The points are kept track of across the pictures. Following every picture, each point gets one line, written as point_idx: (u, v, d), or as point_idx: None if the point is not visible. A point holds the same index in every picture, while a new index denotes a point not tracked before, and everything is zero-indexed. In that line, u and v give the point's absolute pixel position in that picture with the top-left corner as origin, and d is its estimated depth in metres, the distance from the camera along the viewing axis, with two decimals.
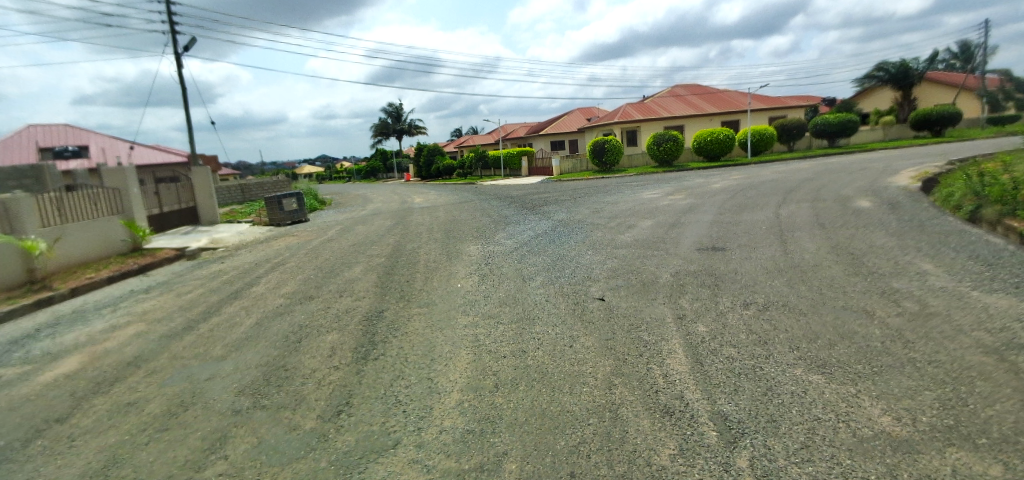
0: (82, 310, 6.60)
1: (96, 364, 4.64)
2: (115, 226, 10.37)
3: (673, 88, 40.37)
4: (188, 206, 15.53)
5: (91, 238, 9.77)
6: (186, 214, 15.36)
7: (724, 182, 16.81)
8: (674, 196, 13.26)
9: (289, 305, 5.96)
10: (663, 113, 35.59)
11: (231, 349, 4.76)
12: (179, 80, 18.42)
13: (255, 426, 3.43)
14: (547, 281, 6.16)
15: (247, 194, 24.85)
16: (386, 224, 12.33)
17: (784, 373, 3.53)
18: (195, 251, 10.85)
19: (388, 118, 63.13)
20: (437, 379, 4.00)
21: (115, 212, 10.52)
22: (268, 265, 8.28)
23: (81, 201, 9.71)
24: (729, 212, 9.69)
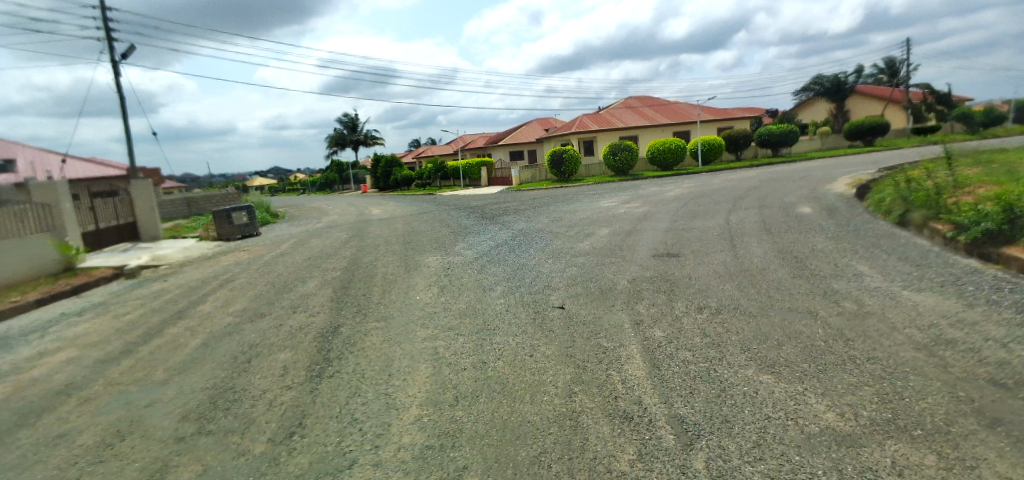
0: (5, 337, 6.09)
1: (19, 394, 4.29)
2: (45, 246, 9.69)
3: (628, 100, 41.40)
4: (126, 221, 14.68)
5: (18, 259, 9.09)
6: (124, 231, 14.52)
7: (680, 190, 17.35)
8: (631, 205, 13.58)
9: (239, 323, 5.72)
10: (620, 124, 36.52)
11: (174, 372, 4.51)
12: (119, 88, 17.51)
13: (201, 454, 3.25)
14: (507, 291, 6.16)
15: (192, 208, 23.77)
16: (344, 236, 12.07)
17: (737, 374, 3.65)
18: (134, 269, 10.25)
19: (343, 130, 61.96)
20: (396, 395, 3.92)
21: (44, 230, 9.84)
22: (217, 282, 7.92)
23: (6, 218, 9.04)
24: (683, 219, 10.02)
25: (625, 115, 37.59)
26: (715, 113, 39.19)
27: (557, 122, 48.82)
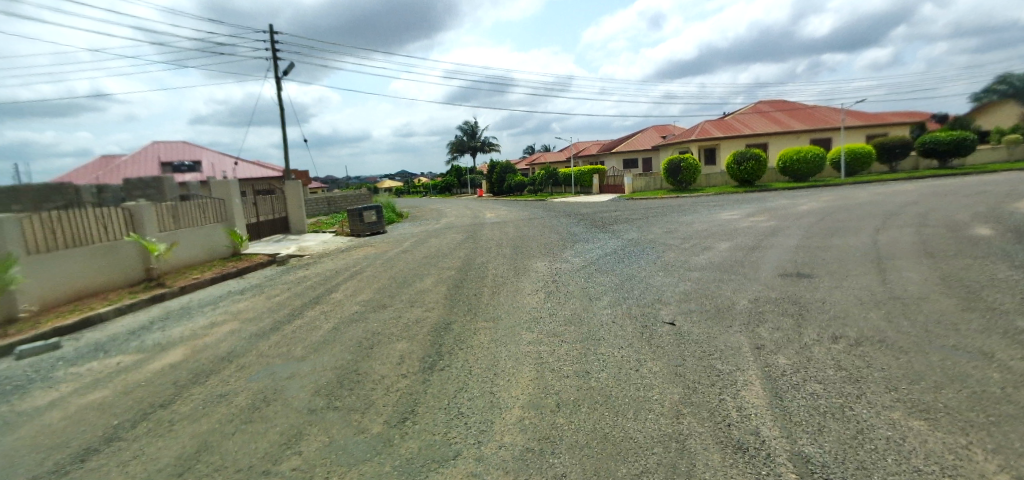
0: (188, 307, 7.40)
1: (196, 356, 5.16)
2: (219, 233, 11.61)
3: (756, 104, 38.26)
4: (281, 216, 16.96)
5: (201, 243, 10.99)
6: (279, 224, 16.84)
7: (814, 204, 15.52)
8: (755, 218, 12.52)
9: (365, 312, 6.30)
10: (746, 130, 33.77)
11: (310, 350, 5.09)
12: (280, 100, 20.49)
13: (327, 426, 3.62)
14: (614, 301, 6.02)
15: (333, 205, 26.85)
16: (457, 238, 12.72)
17: (879, 416, 3.16)
18: (284, 257, 11.76)
19: (464, 136, 65.38)
20: (499, 394, 4.01)
21: (219, 220, 11.80)
22: (347, 273, 8.80)
23: (194, 209, 11.00)
24: (816, 236, 9.01)
25: (754, 122, 34.77)
26: (863, 118, 34.59)
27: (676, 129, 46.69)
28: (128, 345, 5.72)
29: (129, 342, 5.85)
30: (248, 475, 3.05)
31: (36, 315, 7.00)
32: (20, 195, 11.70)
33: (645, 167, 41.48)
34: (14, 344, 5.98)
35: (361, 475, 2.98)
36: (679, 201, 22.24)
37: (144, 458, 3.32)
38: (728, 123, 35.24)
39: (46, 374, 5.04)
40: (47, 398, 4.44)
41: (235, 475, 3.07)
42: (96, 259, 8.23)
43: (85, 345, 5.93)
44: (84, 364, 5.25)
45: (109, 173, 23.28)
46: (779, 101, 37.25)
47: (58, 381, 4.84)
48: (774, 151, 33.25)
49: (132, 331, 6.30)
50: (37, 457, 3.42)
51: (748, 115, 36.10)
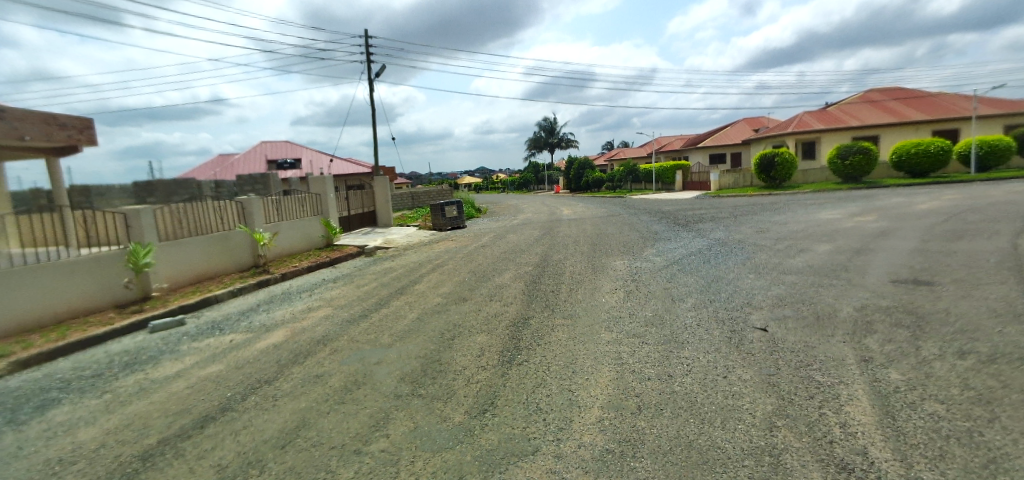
0: (288, 292, 8.10)
1: (296, 337, 5.61)
2: (315, 225, 12.55)
3: (861, 93, 34.81)
4: (369, 210, 17.98)
5: (300, 234, 11.95)
6: (367, 217, 17.88)
7: (934, 203, 13.77)
8: (861, 218, 11.36)
9: (446, 303, 6.53)
10: (853, 121, 30.69)
11: (396, 338, 5.36)
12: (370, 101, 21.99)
13: (412, 412, 3.79)
14: (699, 304, 5.74)
15: (416, 201, 28.06)
16: (535, 234, 12.77)
17: (1018, 444, 2.71)
18: (371, 249, 12.46)
19: (542, 132, 65.10)
20: (578, 392, 3.96)
21: (315, 213, 12.77)
22: (429, 266, 9.16)
23: (294, 203, 12.00)
24: (939, 240, 7.99)
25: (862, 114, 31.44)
26: (995, 108, 30.07)
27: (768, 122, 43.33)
28: (240, 324, 6.37)
29: (240, 321, 6.51)
30: (342, 452, 3.27)
31: (165, 295, 8.00)
32: (154, 189, 13.45)
33: (734, 162, 39.21)
34: (148, 319, 6.89)
35: (443, 462, 3.08)
36: (772, 200, 20.66)
37: (252, 429, 3.67)
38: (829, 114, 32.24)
39: (174, 347, 5.74)
40: (175, 368, 5.05)
41: (331, 451, 3.30)
42: (212, 248, 9.23)
43: (204, 323, 6.68)
44: (204, 339, 5.91)
45: (224, 171, 26.36)
46: (891, 90, 33.73)
47: (184, 353, 5.49)
48: (886, 145, 29.77)
49: (243, 312, 7.00)
50: (168, 420, 3.89)
51: (856, 106, 32.75)
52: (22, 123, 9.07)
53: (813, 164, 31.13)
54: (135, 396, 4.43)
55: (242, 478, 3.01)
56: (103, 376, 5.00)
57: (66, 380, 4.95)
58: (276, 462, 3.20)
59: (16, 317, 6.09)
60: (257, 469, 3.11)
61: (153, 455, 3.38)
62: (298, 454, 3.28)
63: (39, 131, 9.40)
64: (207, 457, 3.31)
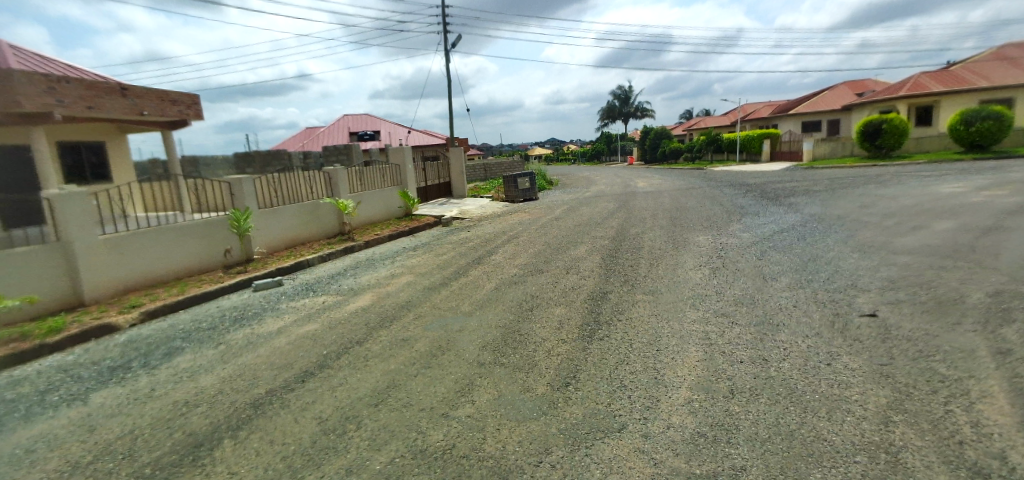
0: (373, 259, 8.47)
1: (382, 303, 5.96)
2: (394, 195, 13.00)
3: (994, 51, 30.30)
4: (444, 181, 18.35)
5: (381, 204, 12.44)
6: (443, 188, 18.31)
7: None
8: (993, 193, 10.00)
9: (523, 276, 6.65)
10: (982, 82, 26.86)
11: (475, 308, 5.53)
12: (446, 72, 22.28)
13: (496, 380, 3.84)
14: (795, 284, 5.37)
15: (489, 173, 28.32)
16: (610, 206, 12.49)
17: None
18: (448, 219, 12.71)
19: (616, 101, 62.96)
20: (664, 371, 3.84)
21: (393, 183, 13.20)
22: (505, 237, 9.22)
23: (374, 174, 12.44)
24: None
25: (994, 74, 27.43)
26: None
27: (869, 85, 38.89)
28: (332, 287, 6.80)
29: (332, 284, 6.95)
30: (431, 415, 3.38)
31: (265, 258, 8.67)
32: (252, 160, 14.54)
33: (829, 131, 35.77)
34: (251, 279, 7.49)
35: (529, 432, 3.10)
36: (878, 172, 18.68)
37: (347, 386, 3.88)
38: (951, 75, 28.47)
39: (275, 305, 6.22)
40: (277, 325, 5.46)
41: (421, 413, 3.41)
42: (305, 215, 9.83)
43: (299, 285, 7.16)
44: (299, 300, 6.36)
45: (311, 143, 28.28)
46: None
47: (283, 311, 5.93)
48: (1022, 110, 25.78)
49: (333, 276, 7.44)
50: (274, 372, 4.22)
51: (986, 65, 28.64)
52: (141, 99, 10.19)
53: (931, 132, 28.03)
54: (245, 348, 4.85)
55: (342, 431, 3.21)
56: (217, 328, 5.52)
57: (187, 331, 5.52)
58: (371, 419, 3.36)
59: (141, 275, 6.88)
60: (354, 424, 3.29)
61: (262, 404, 3.67)
62: (390, 413, 3.43)
63: (155, 106, 10.52)
64: (309, 410, 3.54)
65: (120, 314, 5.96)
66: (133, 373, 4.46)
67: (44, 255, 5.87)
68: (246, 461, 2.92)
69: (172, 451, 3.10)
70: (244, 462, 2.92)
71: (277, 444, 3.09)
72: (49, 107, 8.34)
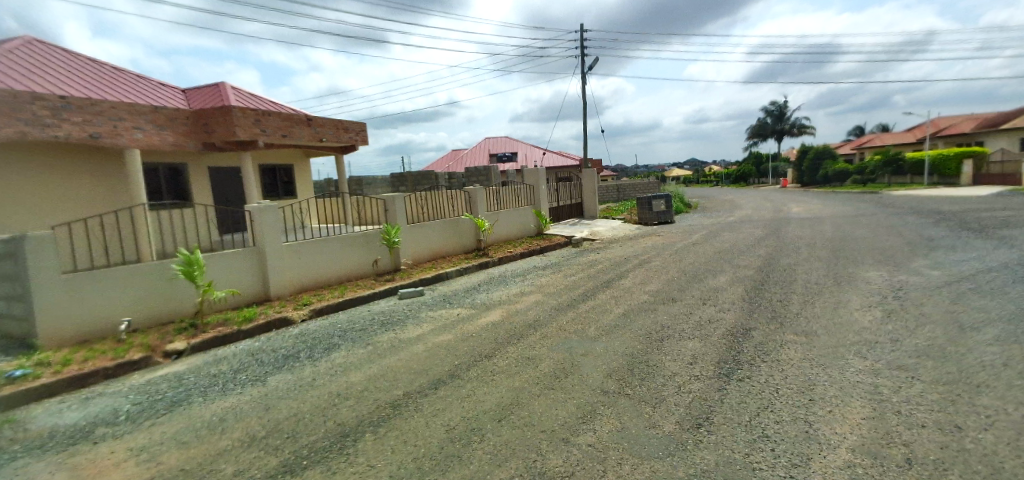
0: (504, 276, 8.85)
1: (511, 319, 6.20)
2: (528, 215, 13.53)
3: None
4: (575, 202, 18.56)
5: (515, 223, 13.04)
6: (575, 209, 18.59)
7: None
8: None
9: (653, 303, 6.38)
10: None
11: (603, 332, 5.45)
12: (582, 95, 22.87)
13: (621, 411, 3.64)
14: (1008, 338, 4.27)
15: (621, 193, 28.22)
16: (755, 233, 11.47)
17: None
18: (578, 240, 12.82)
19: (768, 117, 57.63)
20: (818, 426, 3.23)
21: (527, 204, 13.77)
22: (637, 261, 9.00)
23: (509, 195, 13.13)
24: None
25: None
26: None
27: None
28: (467, 300, 7.27)
29: (468, 298, 7.44)
30: (551, 438, 3.30)
31: (410, 268, 9.57)
32: (404, 180, 16.45)
33: None
34: (398, 287, 8.34)
35: (652, 472, 2.80)
36: None
37: (473, 398, 4.04)
38: None
39: (416, 313, 6.84)
40: (416, 332, 5.97)
41: (541, 434, 3.36)
42: (447, 231, 10.71)
43: (439, 296, 7.77)
44: (437, 310, 6.90)
45: (456, 164, 31.30)
46: None
47: (422, 319, 6.48)
48: None
49: (469, 289, 7.98)
50: (411, 377, 4.58)
51: None
52: (323, 128, 12.13)
53: None
54: (389, 351, 5.37)
55: (467, 442, 3.31)
56: (367, 330, 6.21)
57: (343, 330, 6.31)
58: (494, 434, 3.41)
59: (314, 278, 8.11)
60: (478, 436, 3.38)
61: (401, 405, 3.99)
62: (513, 430, 3.45)
63: (333, 133, 12.42)
64: (439, 416, 3.74)
65: (295, 309, 7.07)
66: (300, 363, 5.21)
67: (245, 256, 7.22)
68: (384, 456, 3.15)
69: (323, 437, 3.48)
70: (382, 456, 3.16)
71: (410, 445, 3.29)
72: (255, 136, 10.33)
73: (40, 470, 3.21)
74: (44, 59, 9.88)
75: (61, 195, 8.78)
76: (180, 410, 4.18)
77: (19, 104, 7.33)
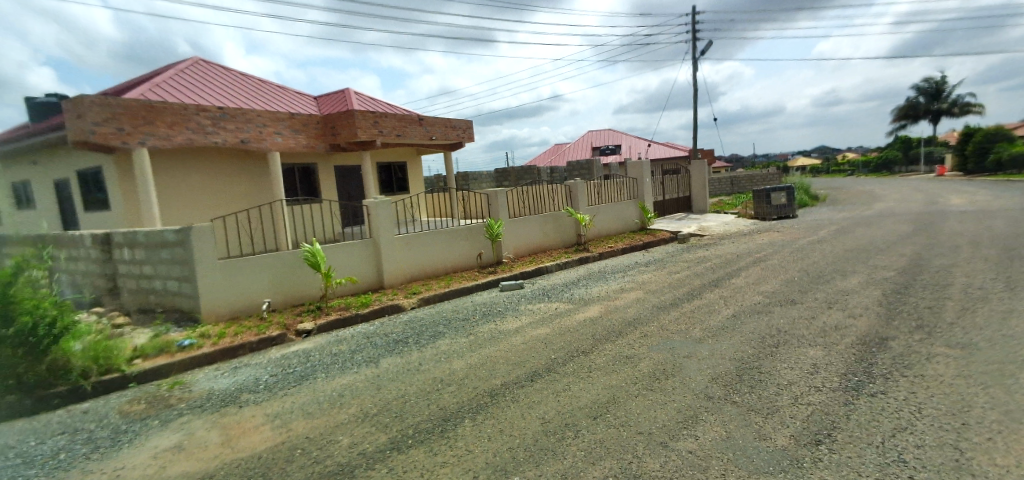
0: (605, 271, 8.77)
1: (610, 315, 6.16)
2: (630, 209, 13.22)
3: None
4: (683, 195, 17.68)
5: (617, 217, 12.82)
6: (683, 202, 17.71)
7: None
8: None
9: (769, 304, 5.89)
10: None
11: (709, 334, 5.19)
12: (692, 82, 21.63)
13: (726, 418, 3.40)
14: None
15: (735, 186, 26.31)
16: (902, 228, 9.96)
17: None
18: (684, 235, 12.19)
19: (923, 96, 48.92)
20: (973, 455, 2.70)
21: (630, 198, 13.46)
22: (751, 258, 8.36)
23: (611, 189, 12.95)
24: None
25: None
26: None
27: None
28: (566, 295, 7.36)
29: (567, 292, 7.53)
30: (648, 440, 3.16)
31: (511, 261, 9.90)
32: (508, 175, 17.04)
33: None
34: (499, 280, 8.68)
35: None
36: None
37: (569, 393, 4.08)
38: None
39: (516, 305, 7.09)
40: (515, 324, 6.20)
41: (638, 436, 3.24)
42: (547, 225, 10.89)
43: (538, 289, 7.96)
44: (535, 303, 7.09)
45: (558, 158, 31.63)
46: None
47: (521, 312, 6.71)
48: None
49: (569, 284, 8.08)
50: (508, 368, 4.76)
51: None
52: (433, 127, 12.99)
53: None
54: (490, 341, 5.65)
55: (561, 436, 3.31)
56: (469, 320, 6.59)
57: (447, 319, 6.76)
58: (589, 431, 3.37)
59: (423, 269, 8.76)
60: (572, 432, 3.36)
61: (498, 394, 4.17)
62: (608, 429, 3.38)
63: (442, 131, 13.25)
64: (534, 409, 3.83)
65: (406, 298, 7.73)
66: (408, 348, 5.70)
67: (363, 247, 8.04)
68: (481, 443, 3.27)
69: (426, 419, 3.74)
70: (479, 442, 3.30)
71: (505, 435, 3.37)
72: (374, 136, 11.39)
73: (199, 426, 3.93)
74: (210, 79, 11.88)
75: (221, 196, 10.63)
76: (307, 383, 4.80)
77: (190, 115, 9.09)
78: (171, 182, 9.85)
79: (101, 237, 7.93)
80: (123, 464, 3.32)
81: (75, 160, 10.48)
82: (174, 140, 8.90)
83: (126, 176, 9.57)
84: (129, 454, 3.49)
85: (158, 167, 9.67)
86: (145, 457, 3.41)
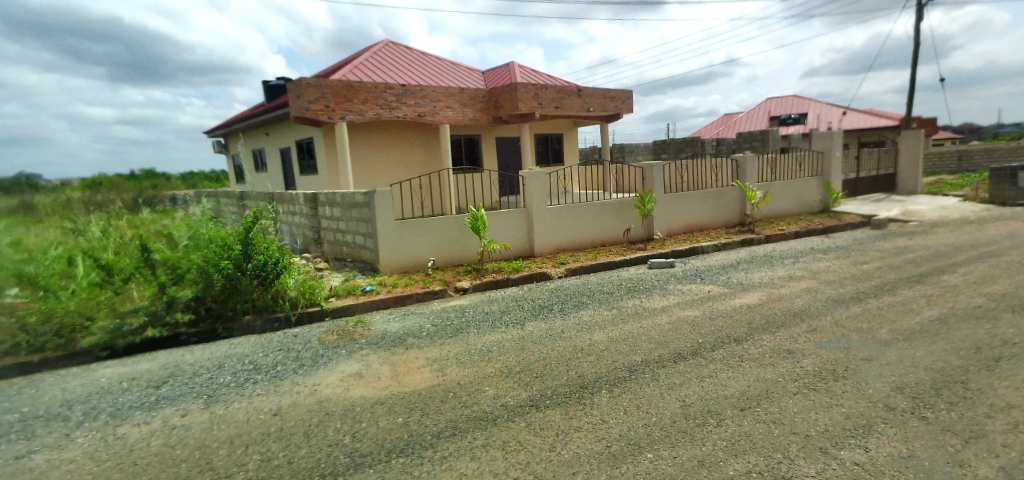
0: (771, 256, 7.99)
1: (772, 303, 5.71)
2: (812, 188, 11.59)
3: None
4: (886, 172, 14.74)
5: (794, 196, 11.37)
6: (886, 180, 14.75)
7: None
8: None
9: (994, 309, 4.79)
10: None
11: (899, 337, 4.49)
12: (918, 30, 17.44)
13: (910, 435, 3.00)
14: None
15: (965, 162, 20.85)
16: None
17: None
18: (881, 220, 10.28)
19: None
20: None
21: (813, 175, 11.77)
22: (977, 252, 6.75)
23: (790, 164, 11.50)
24: None
25: None
26: None
27: None
28: (721, 277, 6.99)
29: (721, 275, 7.13)
30: (805, 443, 2.98)
31: (663, 239, 9.65)
32: (668, 147, 16.23)
33: None
34: (647, 257, 8.59)
35: None
36: None
37: (716, 381, 4.01)
38: None
39: (664, 284, 6.99)
40: (662, 303, 6.19)
41: (793, 437, 3.07)
42: (707, 202, 10.24)
43: (690, 269, 7.70)
44: (688, 283, 6.90)
45: (727, 129, 28.78)
46: None
47: (670, 291, 6.61)
48: None
49: (725, 266, 7.60)
50: (650, 346, 4.85)
51: None
52: (590, 98, 13.08)
53: None
54: (633, 317, 5.77)
55: (702, 422, 3.34)
56: (613, 294, 6.76)
57: (592, 291, 7.03)
58: (734, 422, 3.32)
59: (571, 240, 9.13)
60: (715, 420, 3.36)
61: (637, 371, 4.33)
62: (756, 423, 3.28)
63: (599, 103, 13.26)
64: (676, 390, 3.90)
65: (553, 267, 8.21)
66: (551, 315, 6.16)
67: (518, 216, 8.71)
68: (616, 415, 3.50)
69: (565, 384, 4.13)
70: (615, 413, 3.55)
71: (642, 411, 3.55)
72: (533, 109, 11.96)
73: (375, 360, 4.98)
74: (393, 60, 13.67)
75: (400, 166, 12.49)
76: (461, 336, 5.62)
77: (379, 93, 10.79)
78: (362, 153, 11.94)
79: (311, 198, 10.10)
80: (321, 380, 4.47)
81: (296, 135, 13.34)
82: (366, 115, 10.70)
83: (330, 150, 11.96)
84: (325, 373, 4.65)
85: (356, 140, 11.82)
86: (337, 378, 4.51)
